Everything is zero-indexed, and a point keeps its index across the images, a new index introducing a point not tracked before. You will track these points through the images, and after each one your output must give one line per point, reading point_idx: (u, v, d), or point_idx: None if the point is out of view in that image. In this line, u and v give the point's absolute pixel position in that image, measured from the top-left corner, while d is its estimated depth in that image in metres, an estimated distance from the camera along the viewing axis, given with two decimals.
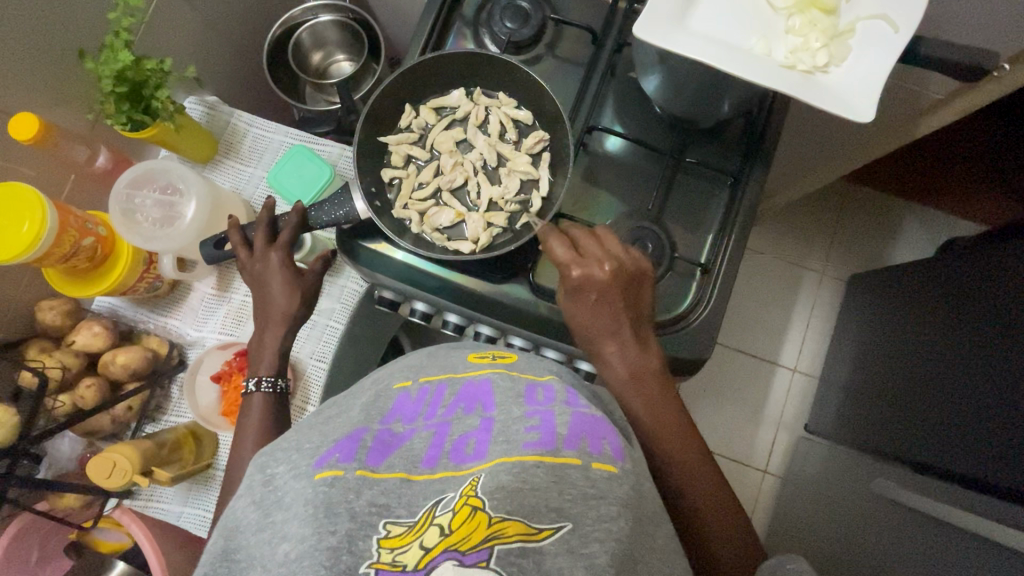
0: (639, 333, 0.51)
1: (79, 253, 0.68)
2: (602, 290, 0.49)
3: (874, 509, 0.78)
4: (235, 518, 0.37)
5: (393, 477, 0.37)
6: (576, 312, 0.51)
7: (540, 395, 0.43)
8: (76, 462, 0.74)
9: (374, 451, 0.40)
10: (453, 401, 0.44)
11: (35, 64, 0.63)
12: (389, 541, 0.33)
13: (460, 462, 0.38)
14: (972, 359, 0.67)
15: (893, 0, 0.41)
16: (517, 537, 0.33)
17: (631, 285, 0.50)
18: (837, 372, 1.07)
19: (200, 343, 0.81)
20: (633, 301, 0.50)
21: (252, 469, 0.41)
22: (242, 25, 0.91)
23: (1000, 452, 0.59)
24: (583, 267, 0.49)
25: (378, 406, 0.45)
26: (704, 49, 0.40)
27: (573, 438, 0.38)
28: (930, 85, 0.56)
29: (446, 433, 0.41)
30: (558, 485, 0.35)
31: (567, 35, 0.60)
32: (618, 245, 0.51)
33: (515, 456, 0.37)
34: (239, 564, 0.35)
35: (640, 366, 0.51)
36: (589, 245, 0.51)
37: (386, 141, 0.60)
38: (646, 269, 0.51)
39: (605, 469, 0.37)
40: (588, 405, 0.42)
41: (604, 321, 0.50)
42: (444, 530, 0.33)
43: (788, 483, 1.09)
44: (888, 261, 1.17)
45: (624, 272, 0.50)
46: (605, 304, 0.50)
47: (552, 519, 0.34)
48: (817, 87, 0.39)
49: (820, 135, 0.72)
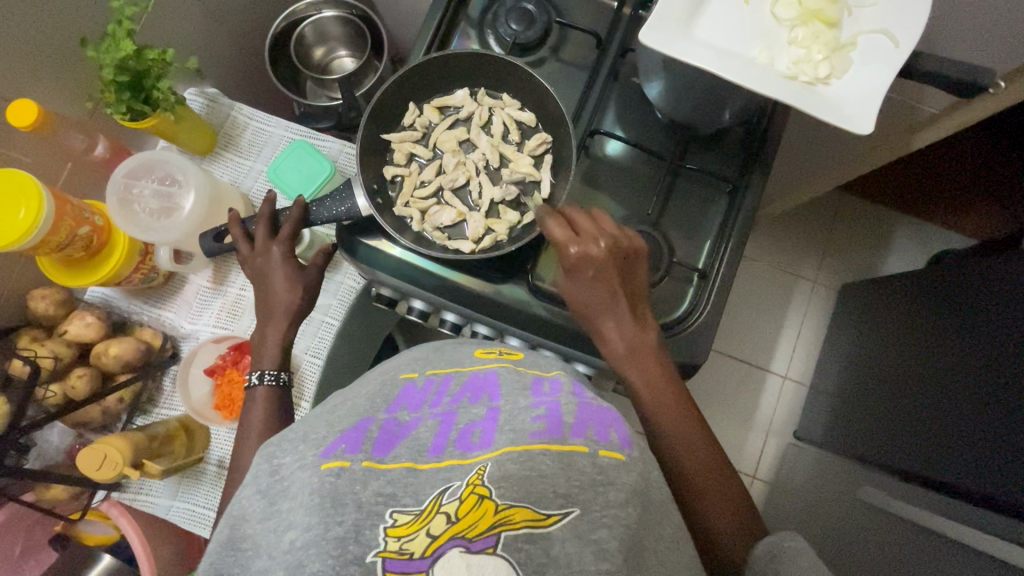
0: (635, 310, 0.51)
1: (75, 242, 0.68)
2: (599, 267, 0.49)
3: (861, 516, 0.79)
4: (240, 508, 0.38)
5: (401, 466, 0.38)
6: (573, 291, 0.51)
7: (546, 387, 0.44)
8: (65, 454, 0.73)
9: (380, 442, 0.40)
10: (459, 390, 0.45)
11: (34, 52, 0.62)
12: (396, 530, 0.33)
13: (466, 450, 0.39)
14: (959, 371, 0.68)
15: (895, 15, 0.41)
16: (524, 523, 0.33)
17: (625, 262, 0.50)
18: (827, 380, 1.08)
19: (195, 336, 0.81)
20: (628, 279, 0.51)
21: (258, 459, 0.41)
22: (244, 19, 0.90)
23: (986, 463, 0.60)
24: (580, 245, 0.50)
25: (384, 394, 0.46)
26: (708, 58, 0.40)
27: (580, 426, 0.39)
28: (927, 100, 0.56)
29: (451, 422, 0.42)
30: (565, 472, 0.36)
31: (572, 38, 0.60)
32: (613, 225, 0.51)
33: (522, 445, 0.38)
34: (244, 553, 0.35)
35: (639, 343, 0.51)
36: (585, 223, 0.51)
37: (389, 139, 0.61)
38: (640, 247, 0.51)
39: (614, 457, 0.37)
40: (593, 397, 0.44)
41: (600, 297, 0.50)
42: (451, 518, 0.34)
43: (776, 488, 1.10)
44: (879, 271, 1.19)
45: (617, 251, 0.50)
46: (601, 282, 0.50)
47: (560, 505, 0.34)
48: (818, 99, 0.40)
49: (819, 146, 0.73)
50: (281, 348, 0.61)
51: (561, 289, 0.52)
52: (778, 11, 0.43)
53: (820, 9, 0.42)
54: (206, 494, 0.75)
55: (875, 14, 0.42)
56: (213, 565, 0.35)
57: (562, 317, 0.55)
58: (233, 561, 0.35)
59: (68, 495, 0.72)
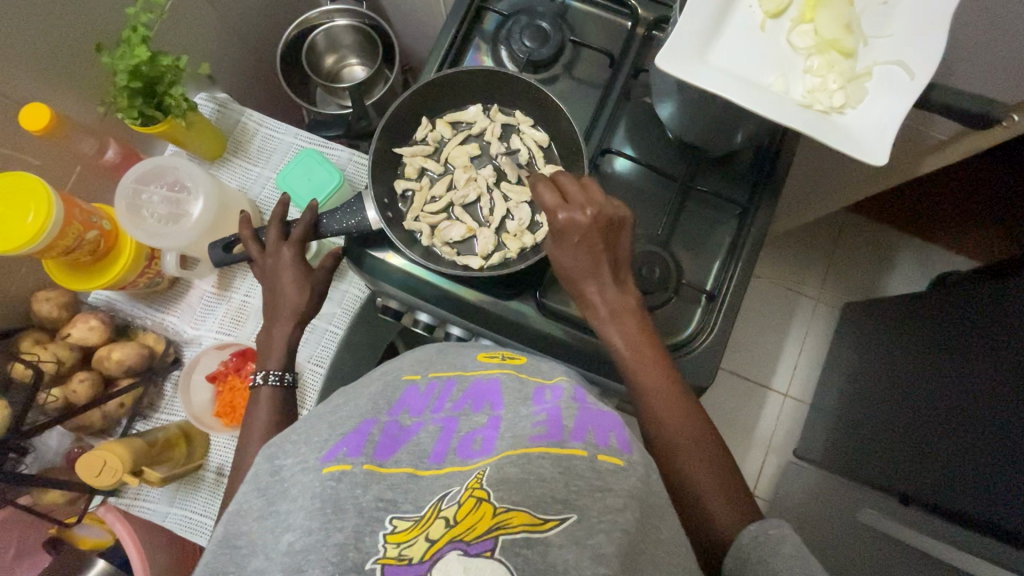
0: (617, 275, 0.51)
1: (82, 246, 0.67)
2: (583, 235, 0.49)
3: (862, 541, 0.79)
4: (239, 507, 0.37)
5: (402, 472, 0.38)
6: (558, 253, 0.51)
7: (548, 396, 0.43)
8: (63, 458, 0.72)
9: (382, 446, 0.40)
10: (461, 397, 0.45)
11: (48, 56, 0.62)
12: (395, 536, 0.33)
13: (467, 457, 0.39)
14: (963, 396, 0.68)
15: (915, 43, 0.40)
16: (522, 528, 0.32)
17: (610, 231, 0.50)
18: (827, 399, 1.08)
19: (197, 342, 0.80)
20: (612, 245, 0.50)
21: (260, 459, 0.41)
22: (258, 26, 0.91)
23: (990, 490, 0.59)
24: (567, 212, 0.49)
25: (386, 396, 0.46)
26: (724, 85, 0.41)
27: (580, 430, 0.38)
28: (935, 126, 0.56)
29: (453, 428, 0.42)
30: (564, 476, 0.35)
31: (585, 57, 0.61)
32: (600, 192, 0.50)
33: (522, 449, 0.37)
34: (241, 550, 0.35)
35: (620, 306, 0.51)
36: (574, 190, 0.50)
37: (401, 152, 0.61)
38: (626, 217, 0.50)
39: (612, 462, 0.36)
40: (596, 403, 0.43)
41: (583, 261, 0.50)
42: (450, 522, 0.33)
43: (775, 507, 1.09)
44: (881, 292, 1.19)
45: (602, 219, 0.49)
46: (585, 247, 0.50)
47: (558, 510, 0.33)
48: (832, 129, 0.40)
49: (827, 169, 0.73)
50: (286, 351, 0.61)
51: (548, 251, 0.52)
52: (794, 39, 0.43)
53: (836, 39, 0.42)
54: (203, 502, 0.74)
55: (895, 43, 0.41)
56: (209, 564, 0.34)
57: (569, 335, 0.55)
58: (228, 559, 0.34)
59: (65, 500, 0.71)
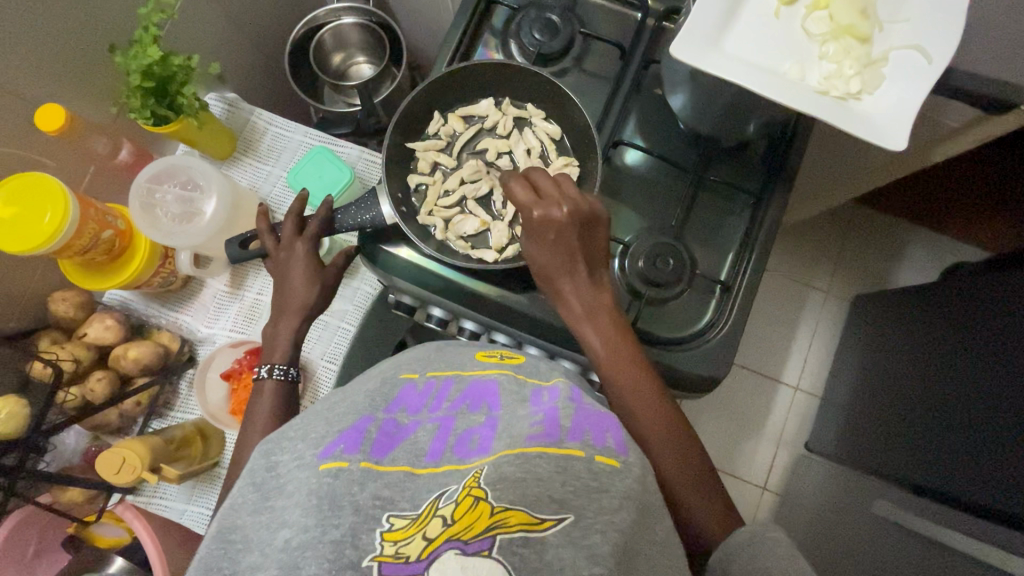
0: (593, 272, 0.51)
1: (98, 246, 0.68)
2: (558, 230, 0.50)
3: (875, 532, 0.79)
4: (234, 503, 0.37)
5: (398, 470, 0.38)
6: (532, 250, 0.52)
7: (545, 397, 0.43)
8: (79, 457, 0.73)
9: (379, 443, 0.40)
10: (459, 397, 0.45)
11: (61, 59, 0.63)
12: (391, 534, 0.33)
13: (464, 455, 0.39)
14: (977, 380, 0.67)
15: (930, 29, 0.40)
16: (519, 527, 0.32)
17: (585, 227, 0.50)
18: (839, 391, 1.08)
19: (211, 340, 0.81)
20: (587, 243, 0.51)
21: (257, 454, 0.41)
22: (267, 25, 0.91)
23: (1009, 478, 0.58)
24: (541, 207, 0.50)
25: (383, 393, 0.46)
26: (738, 72, 0.40)
27: (577, 430, 0.39)
28: (948, 112, 0.56)
29: (450, 427, 0.42)
30: (561, 476, 0.35)
31: (595, 49, 0.60)
32: (574, 189, 0.51)
33: (518, 449, 0.37)
34: (235, 545, 0.35)
35: (595, 302, 0.50)
36: (547, 185, 0.51)
37: (414, 147, 0.62)
38: (601, 213, 0.51)
39: (608, 463, 0.36)
40: (592, 403, 0.43)
41: (558, 258, 0.50)
42: (447, 521, 0.33)
43: (787, 501, 1.09)
44: (891, 282, 1.19)
45: (579, 216, 0.50)
46: (560, 243, 0.50)
47: (553, 511, 0.33)
48: (849, 115, 0.40)
49: (839, 159, 0.73)
50: (291, 346, 0.61)
51: (523, 248, 0.53)
52: (808, 25, 0.42)
53: (851, 24, 0.41)
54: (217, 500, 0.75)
55: (911, 29, 0.41)
56: (203, 559, 0.34)
57: None
58: (221, 554, 0.34)
59: (83, 498, 0.72)
